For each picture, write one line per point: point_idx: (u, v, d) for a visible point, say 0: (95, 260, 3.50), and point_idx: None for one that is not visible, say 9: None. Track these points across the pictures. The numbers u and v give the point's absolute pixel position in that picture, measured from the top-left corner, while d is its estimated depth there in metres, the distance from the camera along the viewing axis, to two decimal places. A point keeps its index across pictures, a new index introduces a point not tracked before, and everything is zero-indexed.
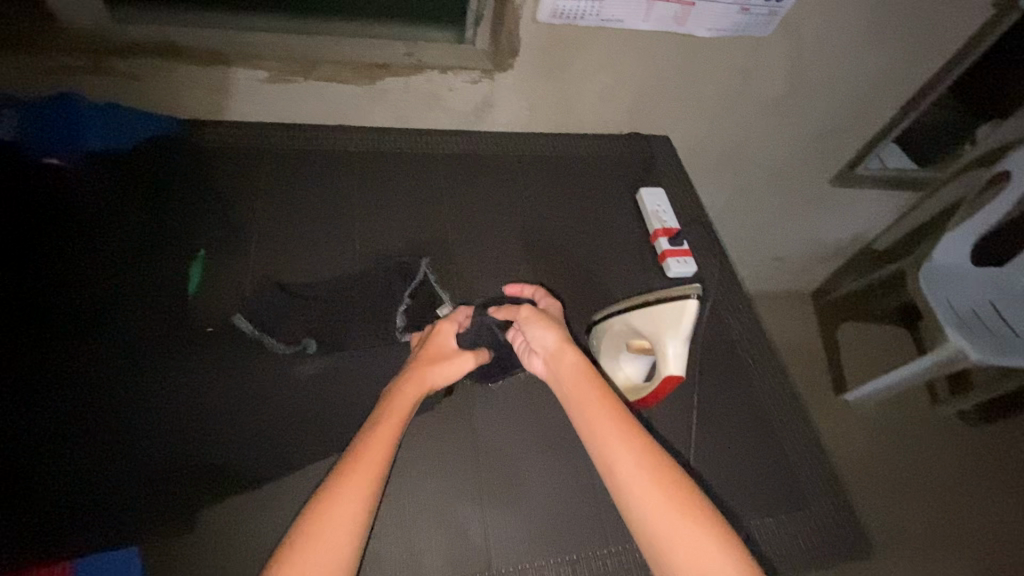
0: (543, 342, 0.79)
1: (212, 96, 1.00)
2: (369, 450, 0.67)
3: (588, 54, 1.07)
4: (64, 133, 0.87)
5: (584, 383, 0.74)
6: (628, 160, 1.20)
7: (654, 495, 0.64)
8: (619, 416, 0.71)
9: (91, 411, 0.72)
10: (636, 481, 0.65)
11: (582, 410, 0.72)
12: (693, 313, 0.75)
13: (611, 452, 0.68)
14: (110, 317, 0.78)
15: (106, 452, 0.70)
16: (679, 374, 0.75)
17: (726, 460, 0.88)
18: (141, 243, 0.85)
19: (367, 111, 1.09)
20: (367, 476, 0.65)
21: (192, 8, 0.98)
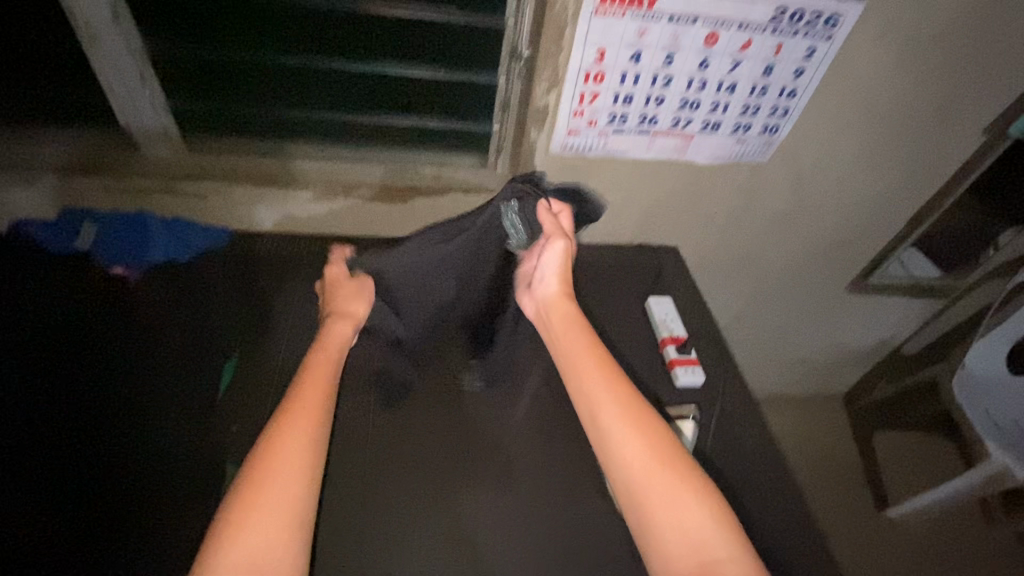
0: (545, 279, 0.90)
1: (262, 212, 1.14)
2: (308, 388, 0.75)
3: (598, 179, 1.18)
4: (132, 249, 1.02)
5: (572, 328, 0.85)
6: (638, 270, 1.27)
7: (639, 448, 0.71)
8: (605, 369, 0.79)
9: (109, 508, 0.77)
10: (620, 429, 0.73)
11: (573, 362, 0.82)
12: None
13: (595, 398, 0.76)
14: (149, 417, 0.87)
15: (113, 555, 0.74)
16: None
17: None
18: (183, 348, 0.95)
19: (397, 224, 1.21)
20: (310, 414, 0.71)
21: (256, 139, 1.15)
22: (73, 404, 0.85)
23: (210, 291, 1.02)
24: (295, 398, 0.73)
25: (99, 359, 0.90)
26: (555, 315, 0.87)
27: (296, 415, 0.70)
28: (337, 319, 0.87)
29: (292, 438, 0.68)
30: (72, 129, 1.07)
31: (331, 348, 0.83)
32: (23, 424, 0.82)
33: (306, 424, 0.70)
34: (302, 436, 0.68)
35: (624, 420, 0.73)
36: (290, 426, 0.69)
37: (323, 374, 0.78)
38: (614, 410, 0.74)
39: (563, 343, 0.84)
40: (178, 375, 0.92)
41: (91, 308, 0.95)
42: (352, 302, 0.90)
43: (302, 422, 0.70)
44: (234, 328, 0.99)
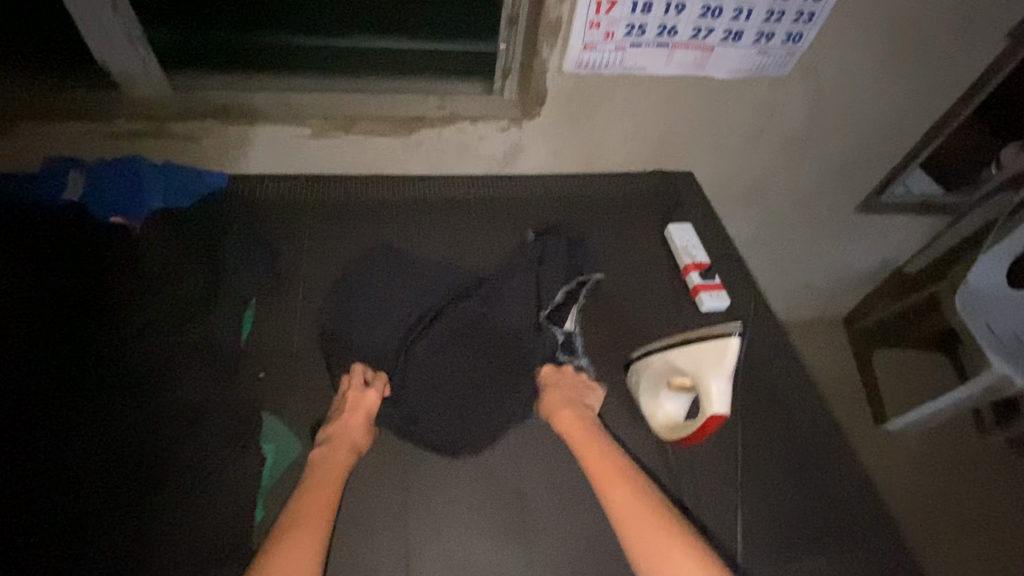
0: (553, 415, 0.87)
1: (260, 153, 1.07)
2: (318, 504, 0.72)
3: (612, 101, 1.12)
4: (123, 196, 0.95)
5: (590, 437, 0.84)
6: (654, 197, 1.23)
7: (646, 529, 0.75)
8: (619, 471, 0.80)
9: (131, 462, 0.72)
10: (631, 522, 0.76)
11: (588, 463, 0.82)
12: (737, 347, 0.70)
13: (614, 503, 0.78)
14: (172, 364, 0.80)
15: (147, 508, 0.70)
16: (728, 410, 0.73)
17: (778, 499, 0.85)
18: (192, 290, 0.85)
19: (402, 161, 1.15)
20: (315, 539, 0.69)
21: (244, 74, 1.06)
22: (71, 360, 0.78)
23: (211, 231, 0.92)
24: (300, 512, 0.71)
25: (105, 309, 0.83)
26: (571, 426, 0.85)
27: (299, 544, 0.68)
28: (348, 433, 0.79)
29: (298, 554, 0.67)
30: (41, 68, 0.98)
31: (337, 459, 0.77)
32: (40, 381, 0.76)
33: (312, 558, 0.68)
34: (310, 563, 0.67)
35: (638, 513, 0.76)
36: (297, 542, 0.68)
37: (330, 493, 0.74)
38: (629, 508, 0.77)
39: (578, 441, 0.84)
40: (196, 317, 0.83)
41: (88, 257, 0.86)
42: (359, 425, 0.80)
43: (312, 540, 0.69)
44: (244, 264, 0.90)
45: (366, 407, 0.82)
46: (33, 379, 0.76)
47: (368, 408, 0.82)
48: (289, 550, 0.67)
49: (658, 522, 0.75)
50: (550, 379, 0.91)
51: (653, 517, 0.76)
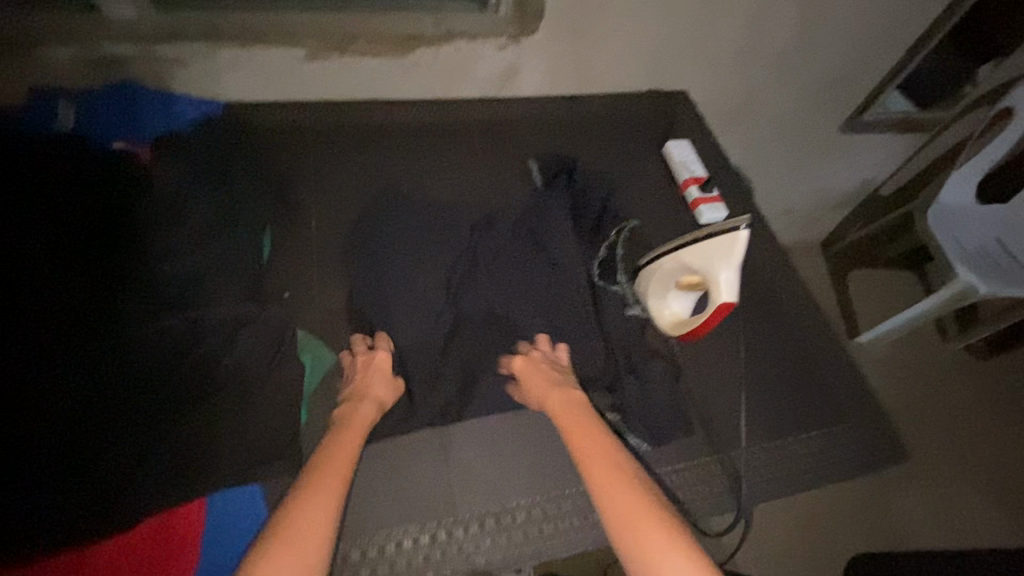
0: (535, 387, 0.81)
1: (252, 78, 1.04)
2: (339, 455, 0.72)
3: (609, 15, 1.11)
4: (124, 125, 0.93)
5: (579, 414, 0.78)
6: (649, 117, 1.25)
7: (626, 499, 0.68)
8: (606, 446, 0.74)
9: (172, 380, 0.74)
10: (608, 497, 0.69)
11: (574, 436, 0.76)
12: (746, 240, 0.74)
13: (593, 475, 0.71)
14: (198, 282, 0.81)
15: (197, 412, 0.73)
16: (734, 300, 0.74)
17: (771, 386, 0.93)
18: (207, 212, 0.84)
19: (398, 85, 1.13)
20: (337, 481, 0.69)
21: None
22: (92, 284, 0.77)
23: (218, 155, 0.90)
24: (323, 462, 0.70)
25: (117, 229, 0.81)
26: (561, 406, 0.79)
27: (325, 483, 0.68)
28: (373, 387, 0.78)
29: (320, 499, 0.66)
30: None
31: (365, 415, 0.76)
32: (60, 298, 0.75)
33: (329, 498, 0.67)
34: (326, 508, 0.66)
35: (619, 489, 0.69)
36: (318, 488, 0.67)
37: (352, 447, 0.73)
38: (610, 478, 0.70)
39: (566, 423, 0.77)
40: (217, 239, 0.83)
41: (89, 177, 0.83)
42: (382, 387, 0.79)
43: (328, 489, 0.67)
44: (256, 189, 0.90)
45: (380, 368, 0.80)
46: (54, 296, 0.75)
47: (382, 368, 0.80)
48: (311, 494, 0.66)
49: (635, 498, 0.68)
50: (523, 372, 0.81)
51: (631, 492, 0.68)
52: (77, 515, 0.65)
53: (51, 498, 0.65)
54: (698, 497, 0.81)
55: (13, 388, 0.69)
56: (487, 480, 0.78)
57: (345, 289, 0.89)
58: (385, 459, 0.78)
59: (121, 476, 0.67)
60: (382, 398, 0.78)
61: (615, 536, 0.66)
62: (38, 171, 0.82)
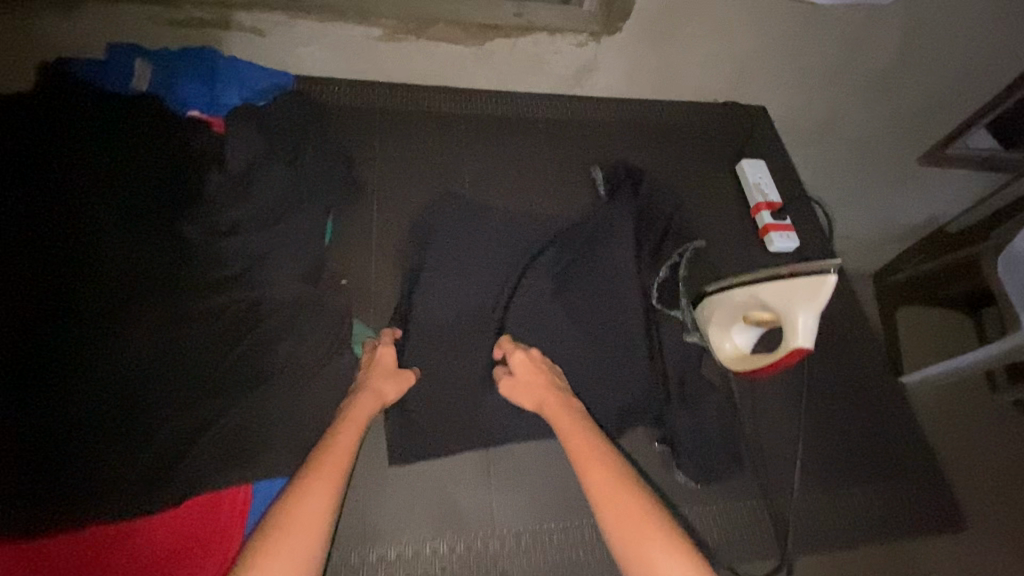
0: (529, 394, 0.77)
1: (326, 53, 1.02)
2: (337, 445, 0.67)
3: (697, 20, 1.06)
4: (197, 89, 0.92)
5: (574, 422, 0.73)
6: (723, 131, 1.19)
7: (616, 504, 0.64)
8: (598, 451, 0.70)
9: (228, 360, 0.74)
10: (604, 497, 0.64)
11: (573, 443, 0.71)
12: (833, 285, 0.69)
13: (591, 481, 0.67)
14: (259, 262, 0.79)
15: (249, 398, 0.73)
16: (808, 347, 0.69)
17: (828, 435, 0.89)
18: (272, 190, 0.81)
19: (469, 73, 1.10)
20: (335, 468, 0.64)
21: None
22: (159, 252, 0.77)
23: (287, 132, 0.89)
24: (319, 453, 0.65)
25: (183, 198, 0.80)
26: (561, 416, 0.74)
27: (322, 471, 0.63)
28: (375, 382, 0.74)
29: (316, 487, 0.61)
30: None
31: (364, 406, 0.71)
32: (124, 267, 0.75)
33: (328, 483, 0.62)
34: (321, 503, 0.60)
35: (615, 488, 0.65)
36: (313, 476, 0.62)
37: (349, 437, 0.68)
38: (603, 484, 0.66)
39: (565, 427, 0.73)
40: (281, 220, 0.81)
41: (163, 144, 0.82)
42: (391, 382, 0.75)
43: (326, 477, 0.63)
44: (323, 169, 0.87)
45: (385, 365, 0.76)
46: (119, 265, 0.75)
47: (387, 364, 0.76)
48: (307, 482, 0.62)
49: (631, 500, 0.64)
50: (519, 378, 0.77)
51: (628, 493, 0.64)
52: (126, 488, 0.66)
53: (107, 460, 0.66)
54: (744, 538, 0.79)
55: (76, 346, 0.70)
56: (523, 496, 0.77)
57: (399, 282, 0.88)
58: (425, 463, 0.77)
59: (174, 455, 0.68)
60: (384, 390, 0.74)
61: (617, 540, 0.61)
62: (113, 128, 0.81)
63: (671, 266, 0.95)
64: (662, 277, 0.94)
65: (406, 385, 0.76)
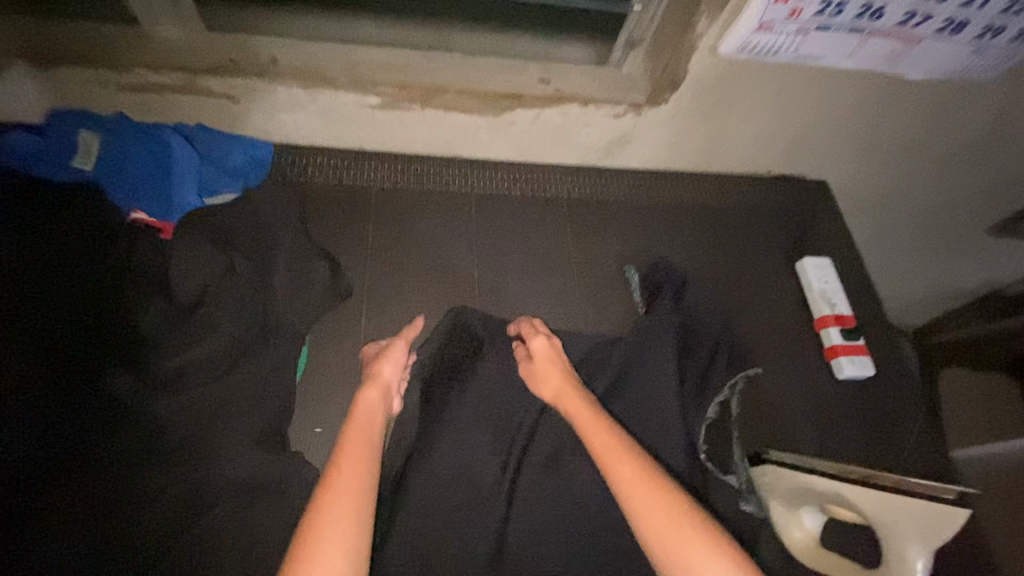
0: (544, 388, 0.71)
1: (312, 120, 0.85)
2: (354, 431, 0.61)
3: (762, 93, 0.87)
4: (150, 183, 0.76)
5: (585, 411, 0.66)
6: (780, 216, 1.01)
7: (645, 494, 0.56)
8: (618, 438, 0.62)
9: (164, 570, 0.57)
10: (635, 495, 0.56)
11: (590, 435, 0.63)
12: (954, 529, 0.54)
13: (616, 475, 0.58)
14: (212, 417, 0.64)
15: None
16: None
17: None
18: (232, 329, 0.67)
19: (482, 144, 0.91)
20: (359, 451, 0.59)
21: (310, 16, 0.87)
22: (85, 420, 0.61)
23: (262, 244, 0.74)
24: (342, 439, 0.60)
25: (117, 336, 0.65)
26: (573, 405, 0.67)
27: (345, 457, 0.58)
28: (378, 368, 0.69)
29: (351, 467, 0.57)
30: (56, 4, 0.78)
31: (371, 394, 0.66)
32: (31, 429, 0.59)
33: (360, 468, 0.57)
34: (353, 495, 0.54)
35: (646, 488, 0.56)
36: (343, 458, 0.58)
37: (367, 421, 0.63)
38: (631, 477, 0.57)
39: (578, 415, 0.66)
40: (244, 365, 0.67)
41: (97, 263, 0.66)
42: (388, 364, 0.70)
43: (353, 457, 0.58)
44: (300, 289, 0.73)
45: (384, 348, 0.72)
46: (25, 426, 0.59)
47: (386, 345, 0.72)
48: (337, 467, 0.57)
49: (668, 496, 0.55)
50: (529, 373, 0.72)
51: (661, 491, 0.56)
52: None
53: None
54: None
55: None
56: None
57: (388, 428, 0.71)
58: None
59: None
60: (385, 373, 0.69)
61: (653, 544, 0.53)
62: (30, 244, 0.65)
63: (720, 411, 0.78)
64: (712, 424, 0.77)
65: (400, 360, 0.70)
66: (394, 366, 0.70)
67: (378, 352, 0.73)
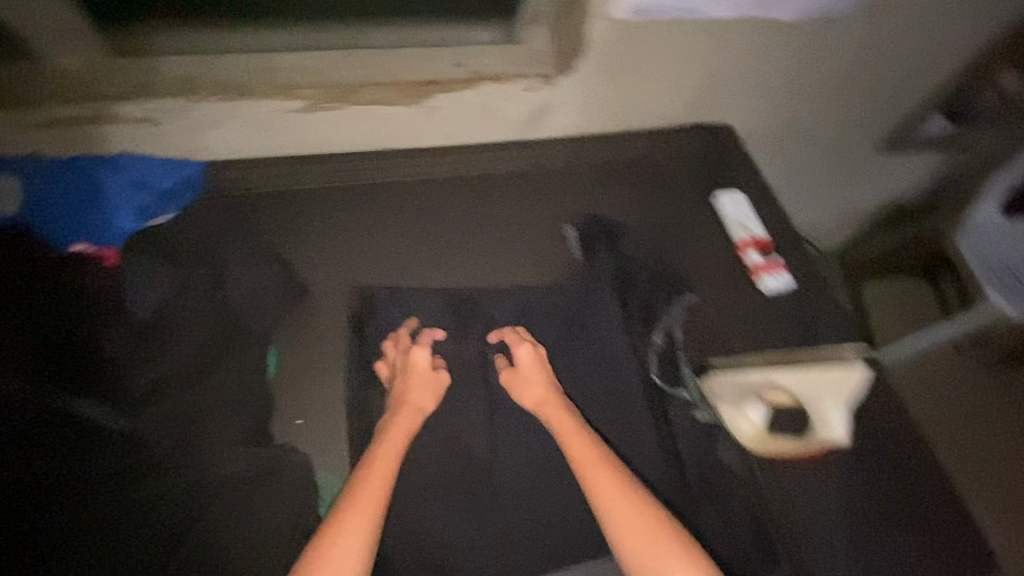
0: (530, 394, 0.77)
1: (238, 132, 0.87)
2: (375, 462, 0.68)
3: (658, 48, 0.95)
4: (87, 215, 0.78)
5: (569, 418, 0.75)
6: (696, 158, 1.09)
7: (620, 504, 0.66)
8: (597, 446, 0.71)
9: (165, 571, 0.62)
10: (613, 505, 0.66)
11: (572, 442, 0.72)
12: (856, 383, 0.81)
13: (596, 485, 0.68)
14: (190, 424, 0.69)
15: None
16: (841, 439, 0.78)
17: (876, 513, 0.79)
18: (195, 343, 0.73)
19: (410, 134, 0.95)
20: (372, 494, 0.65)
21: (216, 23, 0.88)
22: (68, 443, 0.66)
23: (210, 259, 0.79)
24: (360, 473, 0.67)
25: (87, 365, 0.70)
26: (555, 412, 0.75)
27: (356, 496, 0.65)
28: (409, 396, 0.74)
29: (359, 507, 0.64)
30: None
31: (400, 425, 0.72)
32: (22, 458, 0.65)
33: (367, 508, 0.64)
34: (362, 531, 0.62)
35: (624, 499, 0.67)
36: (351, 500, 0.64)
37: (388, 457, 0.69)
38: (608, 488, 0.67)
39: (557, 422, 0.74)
40: (213, 373, 0.72)
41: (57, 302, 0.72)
42: (422, 390, 0.75)
43: (361, 499, 0.64)
44: (255, 298, 0.78)
45: (419, 372, 0.76)
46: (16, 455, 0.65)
47: (418, 370, 0.76)
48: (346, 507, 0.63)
49: (643, 511, 0.66)
50: (513, 380, 0.78)
51: (638, 503, 0.66)
52: None
53: None
54: None
55: None
56: None
57: (364, 407, 0.76)
58: None
59: None
60: (416, 399, 0.74)
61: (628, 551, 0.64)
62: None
63: (666, 339, 0.87)
64: (659, 351, 0.86)
65: (438, 388, 0.76)
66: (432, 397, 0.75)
67: (427, 363, 0.77)
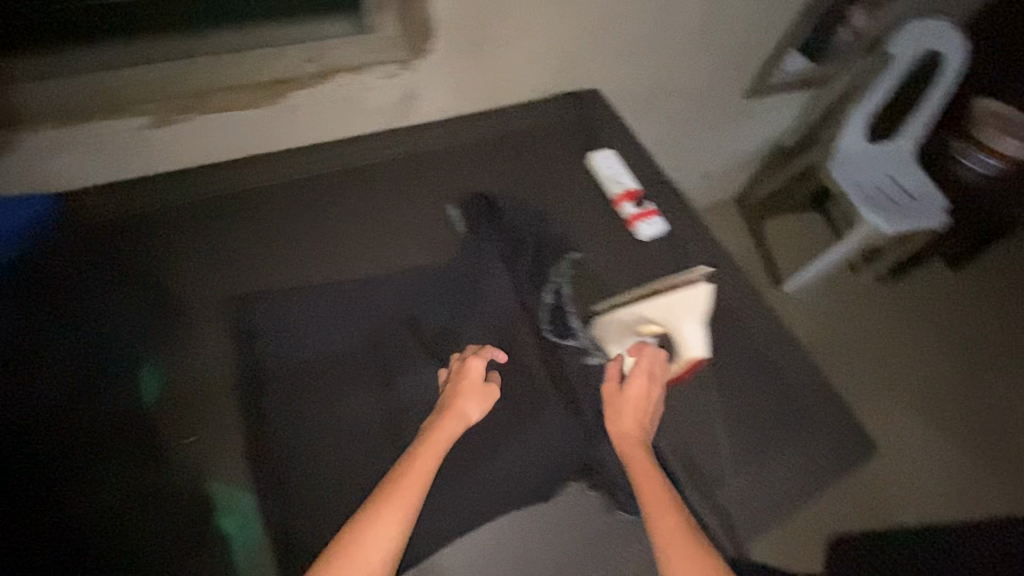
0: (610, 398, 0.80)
1: (88, 158, 0.85)
2: (413, 468, 0.67)
3: (506, 21, 0.97)
4: None
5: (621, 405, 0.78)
6: (570, 123, 1.14)
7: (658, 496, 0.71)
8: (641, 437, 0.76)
9: None
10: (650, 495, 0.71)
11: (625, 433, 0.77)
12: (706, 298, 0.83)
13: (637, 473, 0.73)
14: (70, 448, 0.71)
15: None
16: (704, 354, 0.83)
17: (755, 423, 0.87)
18: (66, 372, 0.75)
19: (276, 137, 0.95)
20: (405, 500, 0.64)
21: None
22: None
23: (74, 292, 0.80)
24: (396, 476, 0.66)
25: None
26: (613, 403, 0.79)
27: (391, 503, 0.64)
28: (459, 405, 0.75)
29: (388, 514, 0.63)
30: None
31: (445, 433, 0.72)
32: None
33: (395, 516, 0.63)
34: (390, 538, 0.62)
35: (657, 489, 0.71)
36: (385, 504, 0.63)
37: (425, 466, 0.68)
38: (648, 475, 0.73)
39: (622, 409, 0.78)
40: (89, 397, 0.74)
41: None
42: (475, 402, 0.75)
43: (397, 507, 0.63)
44: (125, 321, 0.79)
45: (474, 379, 0.77)
46: None
47: (470, 381, 0.77)
48: (378, 510, 0.63)
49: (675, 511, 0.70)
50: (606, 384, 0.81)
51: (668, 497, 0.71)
52: None
53: None
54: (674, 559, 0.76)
55: None
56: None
57: (259, 410, 0.76)
58: None
59: None
60: (468, 411, 0.75)
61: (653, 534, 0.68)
62: None
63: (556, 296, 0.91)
64: (550, 309, 0.90)
65: (487, 403, 0.76)
66: (480, 408, 0.76)
67: (479, 373, 0.77)
